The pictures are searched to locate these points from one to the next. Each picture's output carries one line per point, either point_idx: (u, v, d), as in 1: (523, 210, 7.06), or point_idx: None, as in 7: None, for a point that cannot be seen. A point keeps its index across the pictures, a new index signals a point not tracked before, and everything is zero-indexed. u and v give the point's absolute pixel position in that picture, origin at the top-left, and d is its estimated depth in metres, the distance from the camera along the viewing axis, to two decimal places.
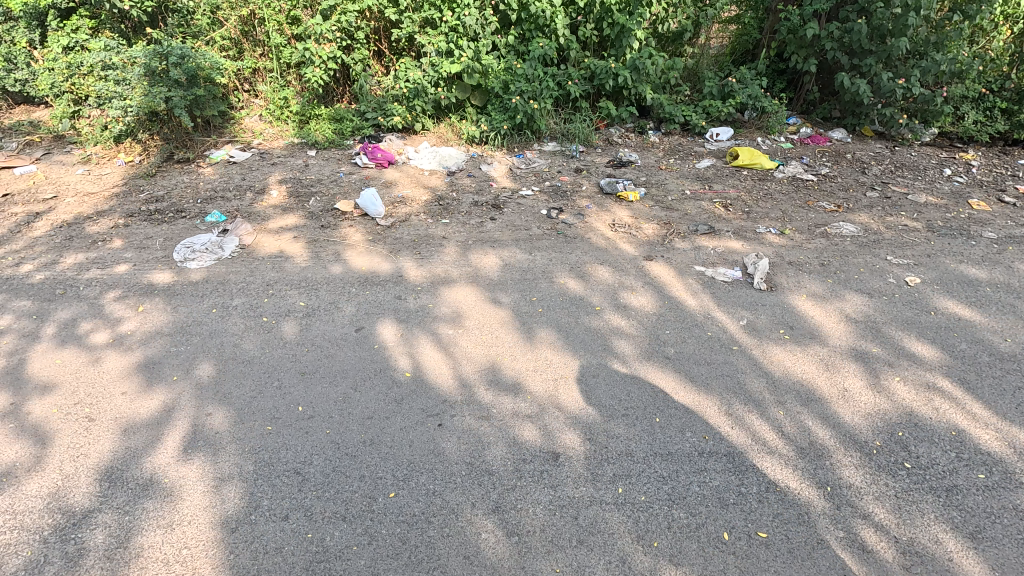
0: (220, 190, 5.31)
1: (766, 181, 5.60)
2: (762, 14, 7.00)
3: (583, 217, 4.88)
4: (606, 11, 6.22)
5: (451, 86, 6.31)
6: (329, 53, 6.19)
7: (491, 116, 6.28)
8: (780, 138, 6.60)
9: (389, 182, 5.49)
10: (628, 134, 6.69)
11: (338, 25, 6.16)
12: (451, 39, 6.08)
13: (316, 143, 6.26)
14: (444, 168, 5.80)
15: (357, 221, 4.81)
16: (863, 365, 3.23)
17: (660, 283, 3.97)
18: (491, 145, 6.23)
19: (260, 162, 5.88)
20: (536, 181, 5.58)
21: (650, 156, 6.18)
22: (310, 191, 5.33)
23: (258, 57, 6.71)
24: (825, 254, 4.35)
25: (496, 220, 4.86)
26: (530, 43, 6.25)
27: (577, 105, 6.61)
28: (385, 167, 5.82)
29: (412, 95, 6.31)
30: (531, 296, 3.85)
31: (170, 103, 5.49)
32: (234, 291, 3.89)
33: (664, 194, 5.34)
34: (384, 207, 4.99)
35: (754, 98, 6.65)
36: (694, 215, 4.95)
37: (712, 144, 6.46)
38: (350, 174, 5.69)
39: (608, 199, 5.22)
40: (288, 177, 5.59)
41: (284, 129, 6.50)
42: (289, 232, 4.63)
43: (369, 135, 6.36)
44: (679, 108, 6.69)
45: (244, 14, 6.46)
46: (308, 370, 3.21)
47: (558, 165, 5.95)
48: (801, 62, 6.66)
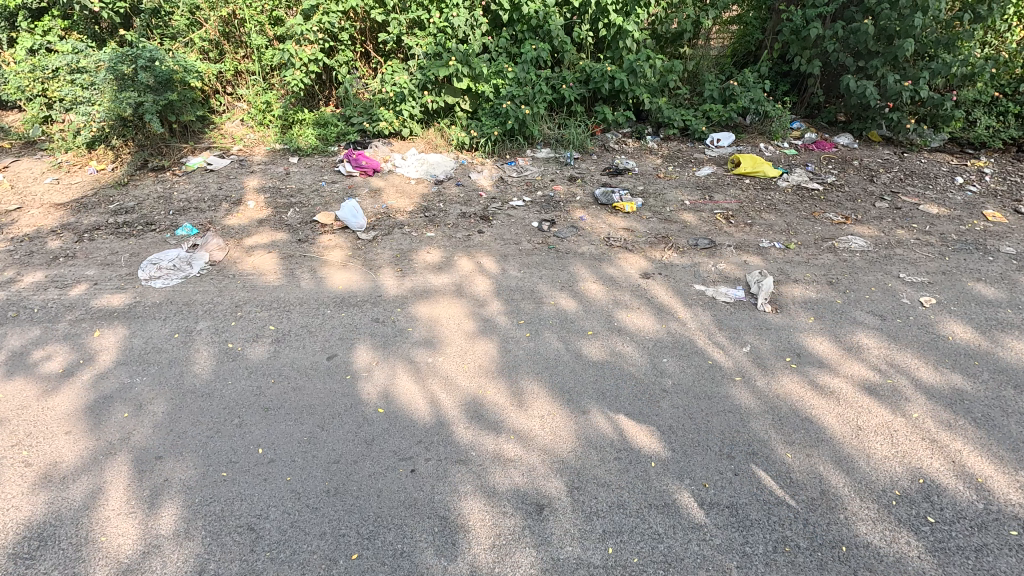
0: (194, 201, 5.04)
1: (770, 191, 5.33)
2: (764, 14, 6.72)
3: (575, 230, 4.61)
4: (601, 12, 5.99)
5: (439, 89, 6.05)
6: (312, 55, 5.94)
7: (482, 120, 6.01)
8: (783, 144, 6.33)
9: (373, 192, 5.23)
10: (625, 139, 6.42)
11: (320, 26, 5.89)
12: (439, 41, 5.83)
13: (299, 150, 5.99)
14: (431, 176, 5.53)
15: (336, 234, 4.54)
16: (878, 399, 2.97)
17: (657, 305, 3.71)
18: (482, 151, 5.96)
19: (238, 170, 5.61)
20: (528, 191, 5.31)
21: (648, 164, 5.91)
22: (289, 201, 5.07)
23: (240, 59, 6.43)
24: (833, 271, 4.09)
25: (484, 233, 4.59)
26: (523, 44, 6.02)
27: (572, 110, 6.34)
28: (370, 175, 5.55)
29: (398, 99, 6.05)
30: (518, 318, 3.58)
31: (141, 109, 5.18)
32: (199, 313, 3.63)
33: (662, 205, 5.07)
34: (366, 219, 4.73)
35: (757, 102, 6.37)
36: (694, 227, 4.68)
37: (713, 150, 6.19)
38: (332, 182, 5.42)
39: (603, 211, 4.96)
40: (267, 187, 5.33)
41: (266, 134, 6.24)
42: (264, 247, 4.37)
43: (354, 141, 6.09)
44: (678, 112, 6.42)
45: (224, 14, 6.18)
46: (272, 405, 2.95)
47: (551, 172, 5.68)
48: (804, 64, 6.38)
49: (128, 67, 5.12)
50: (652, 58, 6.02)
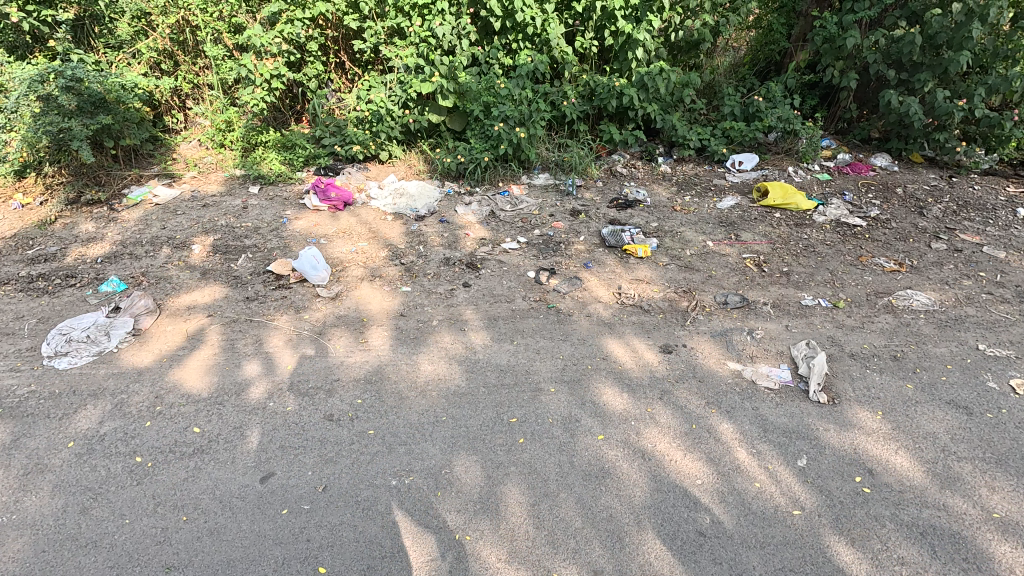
0: (130, 244, 4.28)
1: (804, 228, 4.60)
2: (792, 19, 5.96)
3: (579, 284, 3.88)
4: (607, 17, 5.27)
5: (422, 107, 5.30)
6: (277, 69, 5.21)
7: (470, 142, 5.26)
8: (814, 167, 5.58)
9: (343, 232, 4.49)
10: (634, 161, 5.68)
11: (283, 36, 5.15)
12: (421, 52, 5.13)
13: (261, 177, 5.23)
14: (412, 210, 4.79)
15: (293, 291, 3.79)
16: (988, 551, 2.23)
17: (683, 395, 2.98)
18: (471, 178, 5.18)
19: (189, 204, 4.86)
20: (523, 229, 4.56)
21: (661, 193, 5.16)
22: (243, 245, 4.31)
23: (198, 72, 5.71)
24: (895, 341, 3.35)
25: (470, 287, 3.84)
26: (517, 55, 5.30)
27: (574, 129, 5.60)
28: (341, 210, 4.80)
29: (374, 119, 5.31)
30: (509, 416, 2.85)
31: (68, 135, 4.39)
32: (107, 409, 2.88)
33: (680, 248, 4.33)
34: (331, 270, 3.97)
35: (785, 120, 5.55)
36: (720, 279, 3.96)
37: (735, 175, 5.45)
38: (296, 219, 4.66)
39: (612, 255, 4.22)
40: (219, 224, 4.57)
41: (225, 157, 5.54)
42: (203, 308, 3.61)
43: (325, 166, 5.34)
44: (694, 130, 5.67)
45: (174, 21, 5.43)
46: (177, 563, 2.20)
47: (551, 204, 4.93)
48: (837, 76, 5.63)
49: (41, 89, 4.34)
50: (666, 70, 5.29)
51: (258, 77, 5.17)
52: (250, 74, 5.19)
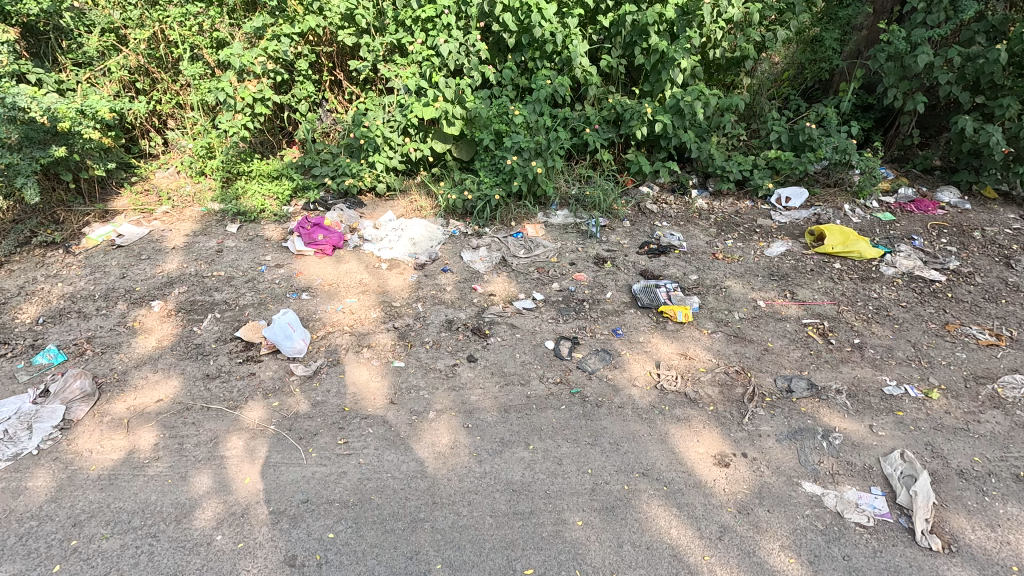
0: (81, 299, 3.68)
1: (872, 283, 3.89)
2: (846, 32, 5.30)
3: (609, 360, 3.20)
4: (638, 34, 4.62)
5: (425, 134, 4.72)
6: (262, 90, 4.60)
7: (479, 175, 4.60)
8: (873, 204, 4.86)
9: (329, 284, 3.85)
10: (664, 195, 5.02)
11: (267, 53, 4.52)
12: (424, 72, 4.54)
13: (240, 213, 4.61)
14: (411, 256, 4.14)
15: (263, 366, 3.15)
16: None
17: (750, 535, 2.29)
18: (479, 217, 4.52)
19: (157, 246, 4.26)
20: (539, 281, 3.89)
21: (698, 235, 4.47)
22: (211, 301, 3.69)
23: (178, 90, 5.22)
24: (1014, 453, 2.63)
25: (476, 362, 3.18)
26: (534, 75, 4.70)
27: (597, 158, 4.98)
28: (329, 255, 4.15)
29: (370, 147, 4.64)
30: (523, 566, 2.18)
31: (15, 174, 3.85)
32: (7, 546, 2.24)
33: (727, 309, 3.63)
34: (310, 338, 3.32)
35: (843, 151, 4.79)
36: (778, 355, 3.27)
37: (782, 213, 4.75)
38: (276, 267, 4.03)
39: (646, 319, 3.54)
40: (187, 273, 3.95)
41: (205, 188, 4.97)
42: (151, 391, 2.98)
43: (315, 201, 4.71)
44: (735, 161, 4.97)
45: (148, 35, 4.90)
46: None
47: (571, 249, 4.25)
48: (900, 98, 4.92)
49: None
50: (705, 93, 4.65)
51: (239, 100, 4.56)
52: (230, 97, 4.57)
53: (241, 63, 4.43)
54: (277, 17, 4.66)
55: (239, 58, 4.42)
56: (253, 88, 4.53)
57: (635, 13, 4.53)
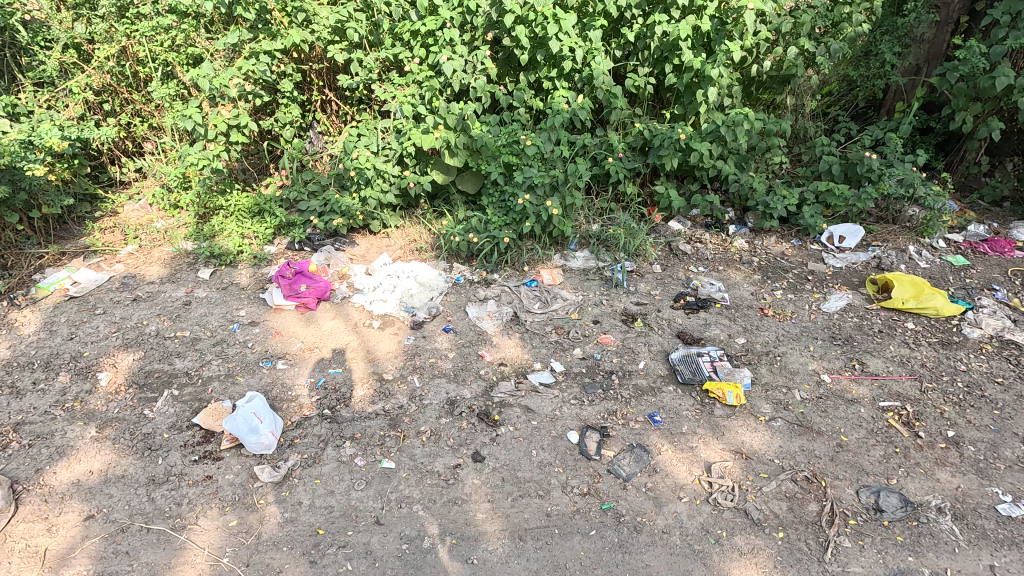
0: (17, 369, 3.12)
1: (956, 350, 3.26)
2: (905, 45, 4.66)
3: (647, 460, 2.60)
4: (669, 48, 3.99)
5: (425, 165, 4.14)
6: (239, 116, 4.04)
7: (486, 212, 4.00)
8: (940, 243, 4.22)
9: (310, 349, 3.26)
10: (698, 231, 4.41)
11: (243, 74, 3.93)
12: (424, 95, 3.97)
13: (214, 255, 4.04)
14: (407, 311, 3.54)
15: (222, 467, 2.57)
16: None
17: None
18: (487, 262, 3.92)
19: (115, 297, 3.70)
20: (559, 346, 3.29)
21: (741, 284, 3.86)
22: (169, 372, 3.12)
23: (152, 112, 4.66)
24: None
25: (483, 464, 2.59)
26: (549, 96, 4.11)
27: (621, 190, 4.37)
28: (312, 310, 3.56)
29: (362, 181, 4.07)
30: None
31: None
32: None
33: (785, 386, 3.02)
34: (281, 427, 2.73)
35: (908, 185, 4.15)
36: (856, 453, 2.64)
37: (836, 255, 4.12)
38: (250, 325, 3.46)
39: (688, 400, 2.93)
40: (145, 334, 3.38)
41: (178, 222, 4.40)
42: (80, 505, 2.40)
43: (300, 240, 4.13)
44: (779, 193, 4.35)
45: (113, 52, 4.33)
46: None
47: (594, 303, 3.65)
48: (971, 122, 4.28)
49: None
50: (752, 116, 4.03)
51: (211, 127, 4.00)
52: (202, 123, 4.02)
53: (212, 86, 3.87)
54: (257, 30, 4.07)
55: (210, 79, 3.86)
56: (228, 113, 3.97)
57: (664, 24, 3.88)
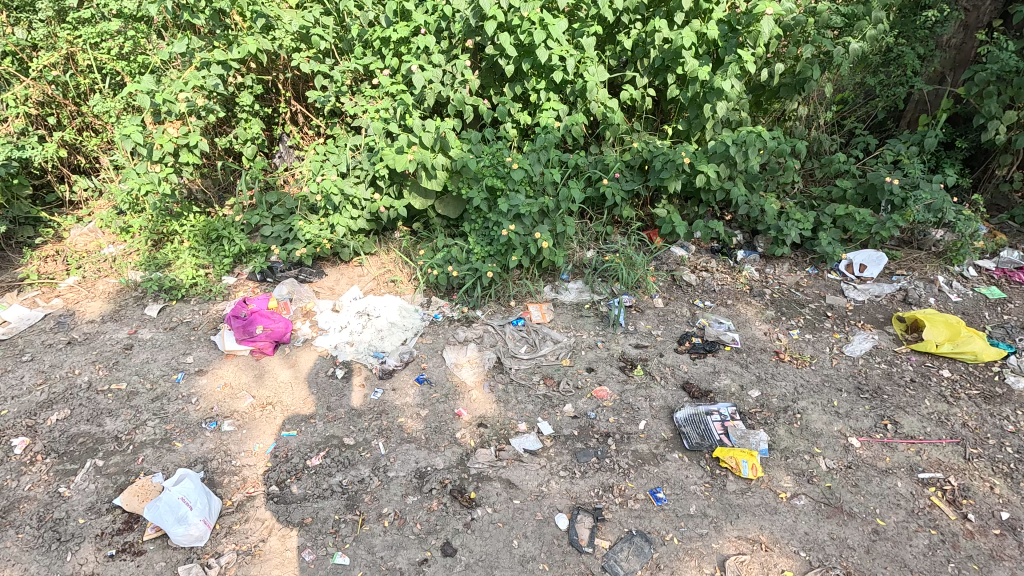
0: None
1: (1001, 404, 2.85)
2: (930, 49, 4.26)
3: (650, 555, 2.19)
4: (671, 57, 3.56)
5: (400, 187, 3.73)
6: (188, 135, 3.56)
7: (468, 240, 3.60)
8: (971, 272, 3.81)
9: (263, 406, 2.86)
10: (703, 258, 4.00)
11: (192, 88, 3.46)
12: (396, 111, 3.63)
13: (165, 289, 3.62)
14: (375, 356, 3.14)
15: (142, 565, 2.15)
16: None
17: None
18: (469, 297, 3.52)
19: (48, 339, 3.27)
20: (547, 401, 2.88)
21: (752, 321, 3.45)
22: (97, 435, 2.70)
23: (103, 126, 4.23)
24: None
25: (454, 560, 2.18)
26: (538, 111, 3.73)
27: (618, 214, 3.97)
28: (268, 356, 3.16)
29: (330, 206, 3.67)
30: None
31: None
32: None
33: (808, 453, 2.61)
34: (216, 509, 2.32)
35: (936, 207, 3.75)
36: (896, 543, 2.24)
37: (856, 287, 3.72)
38: (197, 375, 3.05)
39: (697, 472, 2.53)
40: (75, 386, 2.96)
41: (128, 249, 3.98)
42: None
43: (262, 270, 3.72)
44: (793, 216, 3.94)
45: (55, 60, 3.89)
46: None
47: (588, 346, 3.24)
48: (1005, 134, 3.88)
49: None
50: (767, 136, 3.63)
51: (154, 148, 3.49)
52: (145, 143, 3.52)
53: (155, 101, 3.35)
54: (204, 38, 3.63)
55: (155, 93, 3.37)
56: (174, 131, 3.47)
57: (664, 30, 3.47)
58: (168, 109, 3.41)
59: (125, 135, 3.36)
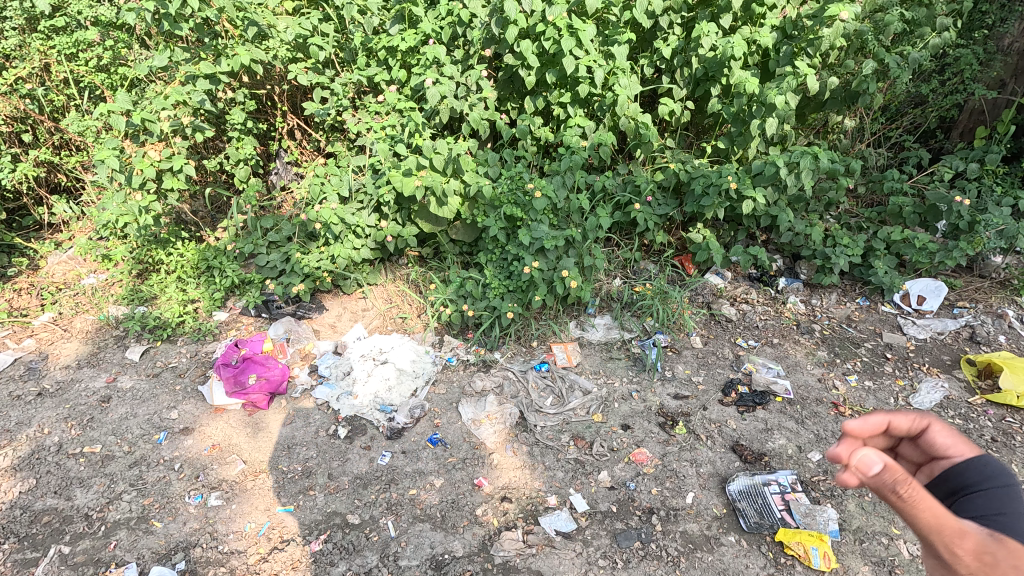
0: None
1: None
2: (991, 55, 3.86)
3: None
4: (714, 68, 3.25)
5: (409, 212, 3.37)
6: (170, 158, 3.20)
7: (484, 273, 3.23)
8: None
9: (257, 474, 2.50)
10: (741, 288, 3.63)
11: (176, 106, 3.10)
12: (405, 129, 3.25)
13: (149, 327, 3.27)
14: (383, 410, 2.79)
15: None
16: None
17: None
18: (485, 337, 3.16)
19: (17, 389, 2.92)
20: (579, 467, 2.52)
21: (803, 365, 3.08)
22: (64, 513, 2.35)
23: (83, 143, 3.87)
24: None
25: None
26: (562, 127, 3.36)
27: (648, 240, 3.60)
28: (263, 412, 2.81)
29: (331, 234, 3.31)
30: None
31: None
32: None
33: (886, 536, 2.25)
34: None
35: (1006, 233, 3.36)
36: None
37: (914, 322, 3.35)
38: (182, 434, 2.69)
39: (759, 561, 2.17)
40: (43, 449, 2.61)
41: (110, 280, 3.63)
42: None
43: (257, 306, 3.36)
44: (842, 241, 3.55)
45: (27, 73, 3.53)
46: None
47: (622, 396, 2.88)
48: None
49: None
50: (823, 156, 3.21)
51: (132, 173, 3.13)
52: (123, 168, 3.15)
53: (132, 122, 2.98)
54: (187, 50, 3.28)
55: (133, 111, 3.01)
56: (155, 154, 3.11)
57: (711, 36, 3.15)
58: (148, 129, 3.05)
59: (99, 160, 3.00)
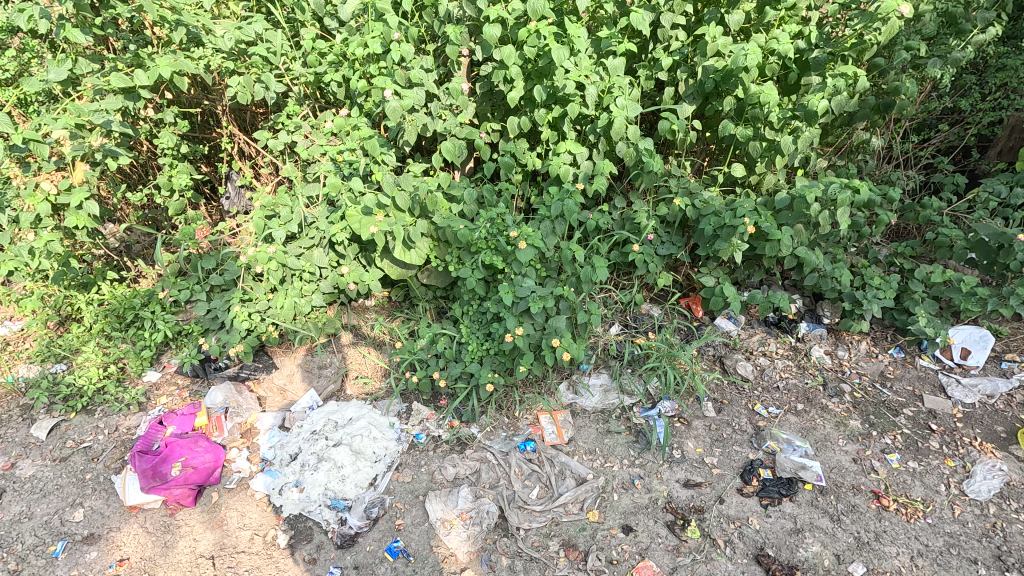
0: None
1: None
2: None
3: None
4: (722, 79, 2.72)
5: (370, 255, 2.87)
6: (71, 190, 2.70)
7: (459, 329, 2.74)
8: None
9: None
10: (758, 336, 3.16)
11: (71, 129, 2.59)
12: (368, 160, 2.76)
13: (64, 395, 2.77)
14: (334, 507, 2.30)
15: None
16: None
17: None
18: (461, 407, 2.67)
19: None
20: None
21: (834, 440, 2.61)
22: None
23: None
24: None
25: None
26: (550, 155, 2.86)
27: (651, 282, 3.12)
28: (189, 510, 2.33)
29: (278, 279, 2.80)
30: None
31: None
32: None
33: None
34: None
35: None
36: None
37: (958, 380, 2.88)
38: (84, 545, 2.20)
39: None
40: None
41: (25, 333, 3.12)
42: None
43: (193, 367, 2.87)
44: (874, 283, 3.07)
45: None
46: None
47: (621, 485, 2.41)
48: None
49: None
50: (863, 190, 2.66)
51: (24, 210, 2.62)
52: (14, 205, 2.65)
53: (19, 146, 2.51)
54: (91, 59, 2.82)
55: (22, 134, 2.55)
56: (50, 186, 2.62)
57: (718, 40, 2.67)
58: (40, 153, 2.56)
59: None
